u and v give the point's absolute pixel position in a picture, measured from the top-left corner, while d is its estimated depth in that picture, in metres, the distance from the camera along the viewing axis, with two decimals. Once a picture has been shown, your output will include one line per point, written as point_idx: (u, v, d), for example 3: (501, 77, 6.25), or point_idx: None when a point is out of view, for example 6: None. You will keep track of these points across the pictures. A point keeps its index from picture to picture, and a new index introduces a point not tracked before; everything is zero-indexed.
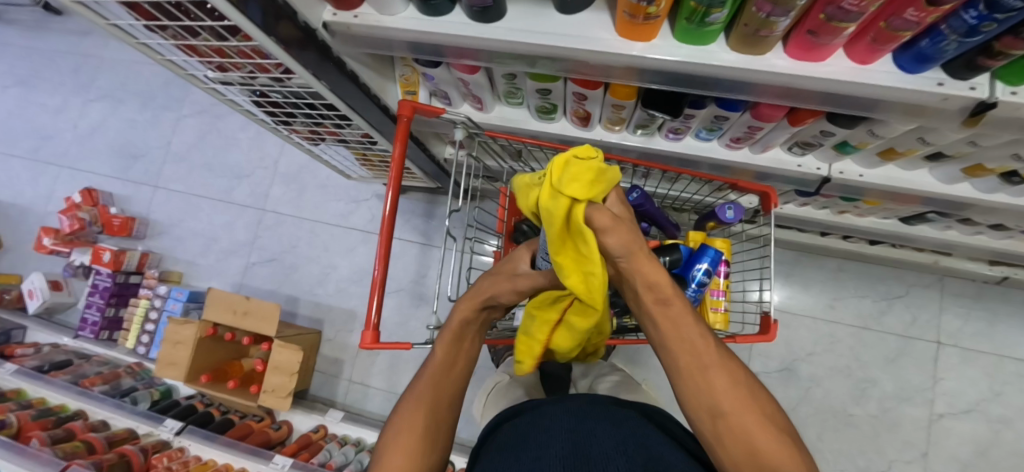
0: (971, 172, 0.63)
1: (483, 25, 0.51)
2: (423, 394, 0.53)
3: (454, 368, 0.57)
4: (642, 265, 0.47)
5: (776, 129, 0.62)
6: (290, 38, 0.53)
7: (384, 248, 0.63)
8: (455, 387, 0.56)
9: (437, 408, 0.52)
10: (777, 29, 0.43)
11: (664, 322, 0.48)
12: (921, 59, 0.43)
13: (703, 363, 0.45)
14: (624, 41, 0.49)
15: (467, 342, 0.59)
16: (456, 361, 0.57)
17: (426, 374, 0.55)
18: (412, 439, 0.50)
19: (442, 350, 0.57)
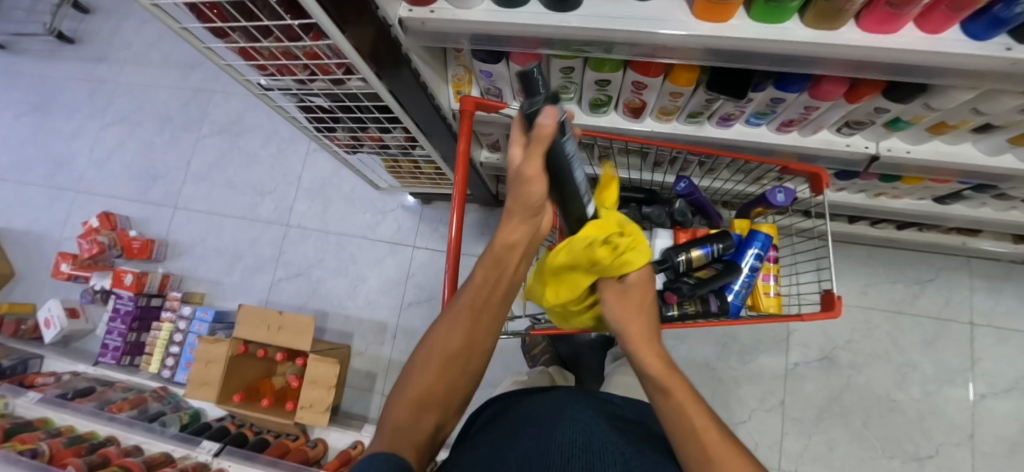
0: (1018, 141, 0.65)
1: (560, 15, 0.54)
2: (456, 326, 0.53)
3: (488, 304, 0.55)
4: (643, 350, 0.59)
5: (832, 109, 0.65)
6: (366, 29, 0.54)
7: (454, 246, 0.63)
8: (486, 328, 0.55)
9: (466, 345, 0.53)
10: (858, 2, 0.45)
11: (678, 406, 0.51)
12: (995, 24, 0.45)
13: (711, 441, 0.47)
14: (700, 22, 0.51)
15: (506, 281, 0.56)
16: (491, 299, 0.55)
17: (458, 308, 0.54)
18: (439, 369, 0.51)
19: (482, 286, 0.55)
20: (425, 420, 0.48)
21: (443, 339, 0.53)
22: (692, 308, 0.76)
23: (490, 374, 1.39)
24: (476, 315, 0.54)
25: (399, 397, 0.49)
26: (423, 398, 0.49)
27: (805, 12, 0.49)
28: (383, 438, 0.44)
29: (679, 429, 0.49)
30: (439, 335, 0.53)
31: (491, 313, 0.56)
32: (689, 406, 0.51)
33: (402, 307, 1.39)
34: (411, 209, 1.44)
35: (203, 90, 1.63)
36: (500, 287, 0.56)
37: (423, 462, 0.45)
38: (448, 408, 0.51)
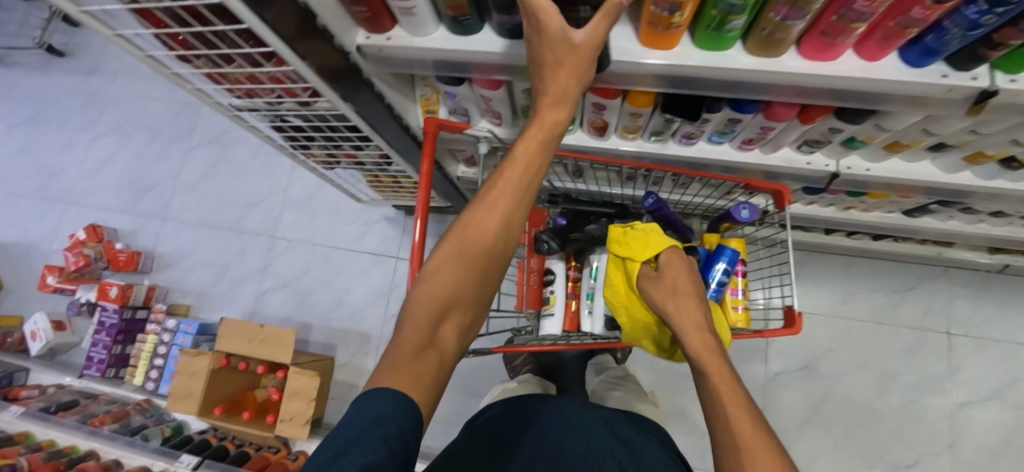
0: (972, 160, 0.66)
1: (513, 44, 0.55)
2: (482, 231, 0.51)
3: (516, 202, 0.52)
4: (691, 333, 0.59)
5: (787, 129, 0.66)
6: (323, 56, 0.55)
7: (417, 259, 0.65)
8: (513, 230, 0.53)
9: (490, 251, 0.52)
10: (792, 32, 0.46)
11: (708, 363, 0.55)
12: (928, 53, 0.46)
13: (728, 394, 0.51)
14: (646, 49, 0.52)
15: (538, 170, 0.53)
16: (519, 197, 0.52)
17: (483, 207, 0.52)
18: (470, 258, 0.51)
19: (513, 180, 0.51)
20: (442, 330, 0.48)
21: (469, 237, 0.51)
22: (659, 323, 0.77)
23: (474, 385, 1.39)
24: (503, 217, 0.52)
25: (414, 301, 0.49)
26: (442, 306, 0.49)
27: (747, 39, 0.50)
28: (398, 356, 0.44)
29: (716, 407, 0.50)
30: (463, 236, 0.51)
31: (519, 210, 0.52)
32: (725, 385, 0.51)
33: (386, 318, 1.39)
34: (395, 220, 1.45)
35: (192, 102, 1.65)
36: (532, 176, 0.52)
37: (439, 376, 0.46)
38: (467, 316, 0.51)
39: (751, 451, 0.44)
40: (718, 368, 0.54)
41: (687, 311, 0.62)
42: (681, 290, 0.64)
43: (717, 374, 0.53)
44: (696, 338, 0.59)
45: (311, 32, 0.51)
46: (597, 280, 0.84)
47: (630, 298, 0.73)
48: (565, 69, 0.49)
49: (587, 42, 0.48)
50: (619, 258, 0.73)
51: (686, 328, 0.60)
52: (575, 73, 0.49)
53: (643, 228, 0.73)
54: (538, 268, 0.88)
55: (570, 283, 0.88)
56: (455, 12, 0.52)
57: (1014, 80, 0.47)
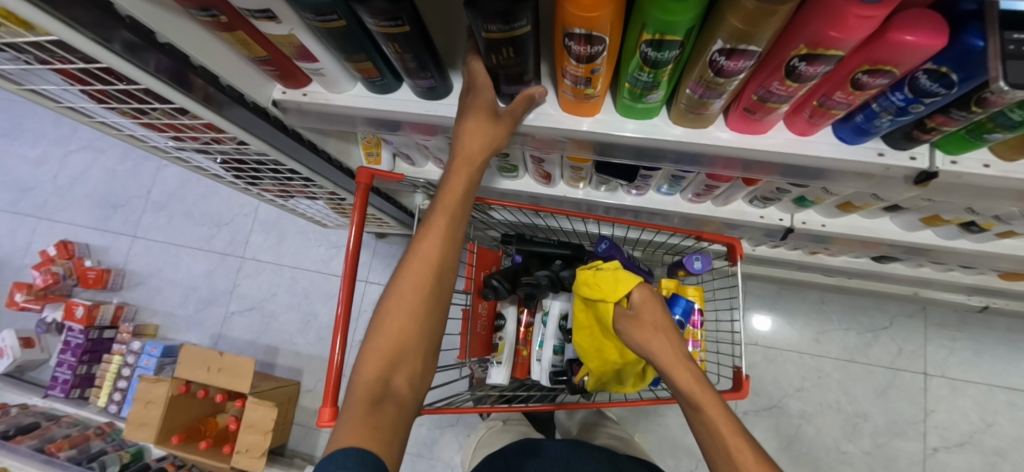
0: (929, 222, 0.63)
1: (433, 102, 0.52)
2: (417, 275, 0.52)
3: (446, 241, 0.53)
4: (679, 370, 0.54)
5: (733, 187, 0.64)
6: (227, 107, 0.52)
7: (351, 275, 0.63)
8: (448, 267, 0.53)
9: (431, 291, 0.52)
10: (713, 108, 0.43)
11: (694, 387, 0.52)
12: (860, 132, 0.43)
13: (723, 426, 0.49)
14: (570, 116, 0.49)
15: (464, 210, 0.54)
16: (449, 235, 0.53)
17: (415, 252, 0.52)
18: (415, 307, 0.51)
19: (441, 221, 0.53)
20: (396, 382, 0.49)
21: (406, 283, 0.52)
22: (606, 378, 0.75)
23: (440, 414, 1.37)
24: (437, 256, 0.52)
25: (364, 357, 0.49)
26: (391, 357, 0.49)
27: (671, 108, 0.47)
28: (354, 414, 0.45)
29: (713, 445, 0.50)
30: (400, 280, 0.52)
31: (451, 250, 0.53)
32: (723, 424, 0.49)
33: (353, 344, 1.38)
34: (365, 243, 1.43)
35: None
36: (461, 213, 0.54)
37: (399, 426, 0.47)
38: (419, 362, 0.51)
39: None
40: (710, 402, 0.51)
41: (671, 348, 0.55)
42: (657, 329, 0.57)
43: (709, 406, 0.51)
44: (685, 373, 0.53)
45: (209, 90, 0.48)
46: (548, 327, 0.82)
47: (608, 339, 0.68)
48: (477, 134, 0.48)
49: (507, 119, 0.48)
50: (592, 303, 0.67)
51: (672, 361, 0.55)
52: (489, 136, 0.48)
53: (609, 268, 0.65)
54: (488, 312, 0.83)
55: (521, 328, 0.85)
56: (363, 74, 0.49)
57: (954, 162, 0.44)
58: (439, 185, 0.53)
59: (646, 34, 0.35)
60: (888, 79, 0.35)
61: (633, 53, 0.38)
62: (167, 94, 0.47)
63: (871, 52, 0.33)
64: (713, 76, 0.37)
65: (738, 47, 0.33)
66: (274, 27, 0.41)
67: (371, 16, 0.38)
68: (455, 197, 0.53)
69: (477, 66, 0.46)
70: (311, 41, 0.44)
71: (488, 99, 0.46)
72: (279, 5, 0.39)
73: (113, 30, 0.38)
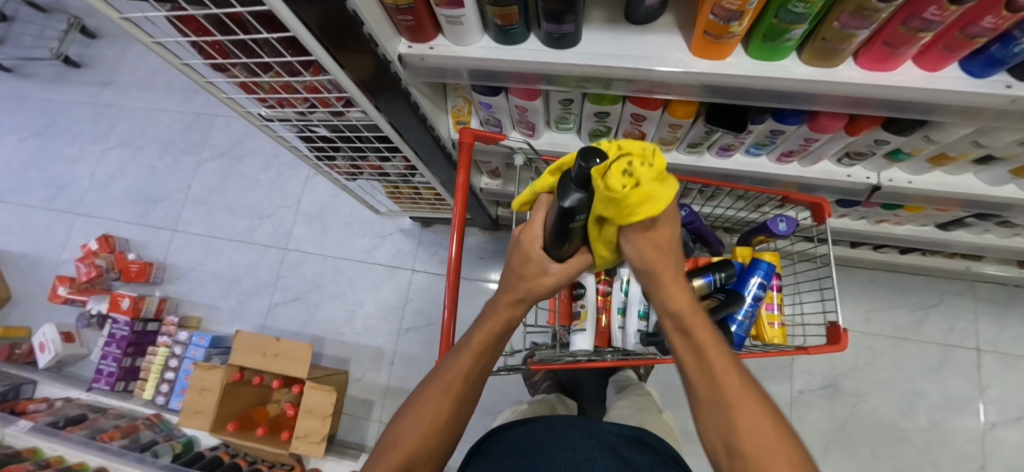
0: (1019, 173, 0.64)
1: (557, 52, 0.54)
2: (441, 397, 0.57)
3: (472, 374, 0.58)
4: (669, 284, 0.46)
5: (832, 141, 0.65)
6: (363, 62, 0.53)
7: (456, 257, 0.64)
8: (470, 395, 0.59)
9: (455, 404, 0.57)
10: (854, 42, 0.45)
11: (687, 310, 0.47)
12: (992, 63, 0.45)
13: (713, 353, 0.46)
14: (697, 59, 0.51)
15: (498, 345, 0.59)
16: (475, 369, 0.58)
17: (442, 374, 0.58)
18: (435, 414, 0.56)
19: (473, 350, 0.57)
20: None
21: (438, 389, 0.57)
22: None
23: (489, 402, 1.38)
24: (466, 374, 0.57)
25: (375, 462, 0.55)
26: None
27: (802, 49, 0.50)
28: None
29: (698, 366, 0.47)
30: (424, 396, 0.58)
31: (473, 386, 0.59)
32: (712, 346, 0.46)
33: (399, 332, 1.37)
34: (410, 232, 1.44)
35: (205, 114, 1.66)
36: (489, 353, 0.58)
37: None
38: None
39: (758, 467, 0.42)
40: (700, 324, 0.47)
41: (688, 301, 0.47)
42: (662, 246, 0.44)
43: (728, 381, 0.45)
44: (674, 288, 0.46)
45: (355, 38, 0.50)
46: (629, 295, 0.82)
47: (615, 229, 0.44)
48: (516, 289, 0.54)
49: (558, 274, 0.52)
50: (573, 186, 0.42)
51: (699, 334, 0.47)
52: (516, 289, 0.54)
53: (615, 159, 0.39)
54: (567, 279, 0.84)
55: (600, 297, 0.86)
56: (502, 21, 0.50)
57: None
58: (484, 311, 0.59)
59: None
60: None
61: None
62: (308, 45, 0.49)
63: None
64: (874, 2, 0.39)
65: None
66: None
67: None
68: (483, 340, 0.57)
69: (545, 200, 0.51)
70: None
71: (535, 248, 0.50)
72: None
73: None
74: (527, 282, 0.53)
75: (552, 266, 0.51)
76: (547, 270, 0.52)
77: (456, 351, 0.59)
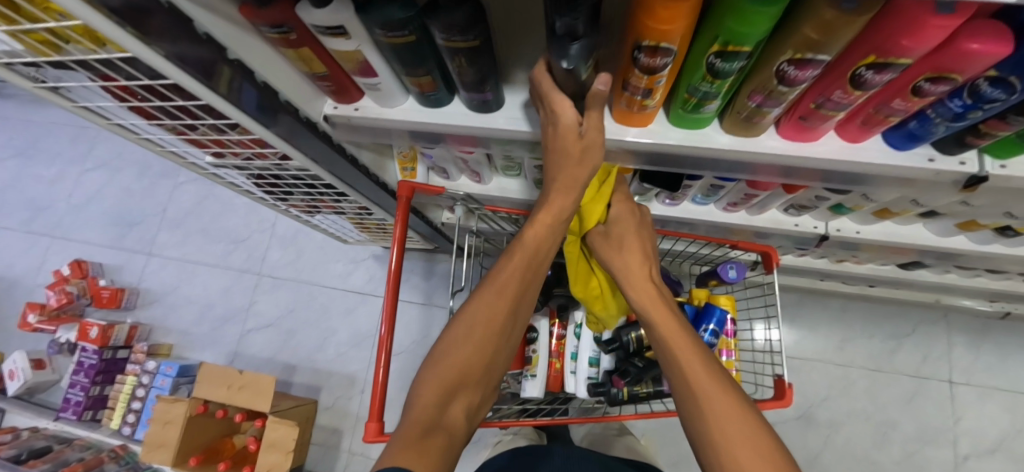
0: (965, 226, 0.64)
1: (484, 115, 0.53)
2: (493, 300, 0.53)
3: (526, 275, 0.55)
4: (637, 284, 0.62)
5: (772, 195, 0.64)
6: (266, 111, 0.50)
7: (392, 292, 0.64)
8: (523, 302, 0.56)
9: (509, 310, 0.54)
10: (768, 116, 0.44)
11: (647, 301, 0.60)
12: (911, 138, 0.44)
13: (669, 333, 0.56)
14: (619, 125, 0.51)
15: (552, 241, 0.56)
16: (527, 271, 0.55)
17: (497, 275, 0.54)
18: (489, 323, 0.53)
19: (524, 251, 0.55)
20: (454, 404, 0.50)
21: (487, 295, 0.54)
22: (643, 391, 0.73)
23: None
24: (521, 279, 0.55)
25: (426, 378, 0.51)
26: (451, 383, 0.51)
27: (723, 118, 0.49)
28: (402, 442, 0.44)
29: (665, 352, 0.55)
30: (478, 301, 0.53)
31: (528, 286, 0.56)
32: (676, 335, 0.55)
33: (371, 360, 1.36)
34: (383, 258, 1.43)
35: None
36: (543, 252, 0.56)
37: (447, 455, 0.46)
38: (474, 394, 0.53)
39: (728, 435, 0.45)
40: (662, 317, 0.57)
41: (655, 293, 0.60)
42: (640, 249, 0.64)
43: (689, 360, 0.52)
44: (642, 288, 0.61)
45: (260, 96, 0.48)
46: (582, 339, 0.82)
47: (593, 216, 0.63)
48: (573, 156, 0.50)
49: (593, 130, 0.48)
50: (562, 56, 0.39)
51: (667, 325, 0.56)
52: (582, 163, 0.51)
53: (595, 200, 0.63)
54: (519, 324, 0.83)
55: (555, 341, 0.86)
56: (419, 88, 0.50)
57: (1003, 166, 0.45)
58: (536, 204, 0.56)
59: (715, 45, 0.36)
60: (950, 86, 0.36)
61: (697, 64, 0.39)
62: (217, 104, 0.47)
63: (938, 60, 0.34)
64: (776, 84, 0.38)
65: (806, 56, 0.34)
66: (342, 42, 0.42)
67: (444, 32, 0.39)
68: (535, 241, 0.55)
69: (541, 71, 0.46)
70: (373, 56, 0.45)
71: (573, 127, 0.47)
72: (351, 20, 0.40)
73: (175, 35, 0.37)
74: (576, 151, 0.49)
75: (585, 124, 0.47)
76: (581, 130, 0.48)
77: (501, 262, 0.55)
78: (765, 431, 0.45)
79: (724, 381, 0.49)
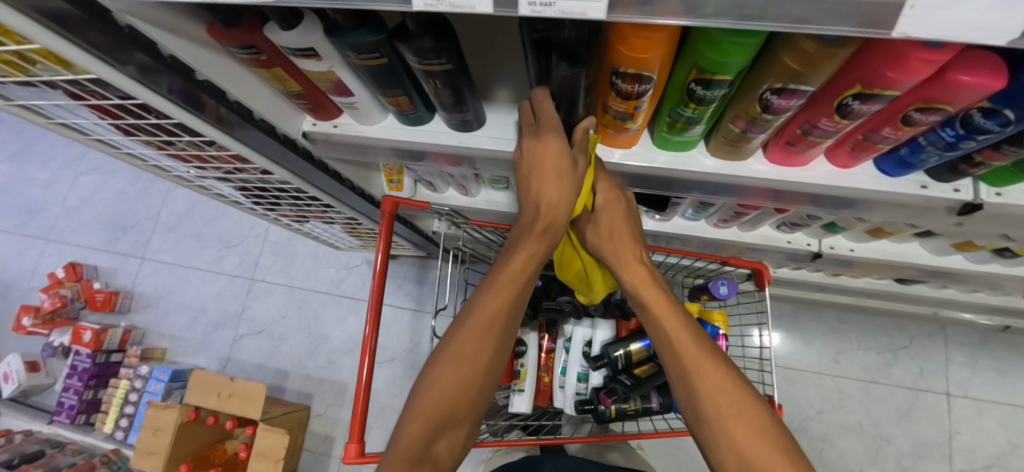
0: (961, 247, 0.62)
1: (465, 134, 0.52)
2: (477, 339, 0.52)
3: (509, 307, 0.53)
4: (631, 268, 0.57)
5: (763, 214, 0.63)
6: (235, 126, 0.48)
7: (376, 298, 0.63)
8: (508, 333, 0.54)
9: (492, 344, 0.52)
10: (754, 142, 0.43)
11: (639, 282, 0.57)
12: (903, 165, 0.43)
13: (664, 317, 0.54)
14: (604, 146, 0.50)
15: (534, 271, 0.54)
16: (511, 302, 0.53)
17: (479, 311, 0.52)
18: (472, 362, 0.51)
19: (507, 285, 0.53)
20: (439, 441, 0.51)
21: (470, 333, 0.52)
22: (631, 407, 0.72)
23: None
24: (504, 313, 0.52)
25: (412, 411, 0.50)
26: (439, 419, 0.50)
27: (708, 141, 0.47)
28: None
29: (657, 335, 0.55)
30: (460, 337, 0.52)
31: (515, 314, 0.54)
32: (667, 318, 0.54)
33: None
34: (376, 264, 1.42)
35: None
36: (527, 281, 0.54)
37: None
38: (463, 430, 0.52)
39: (724, 416, 0.48)
40: (655, 297, 0.56)
41: (645, 273, 0.57)
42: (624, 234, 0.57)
43: (684, 345, 0.52)
44: (633, 270, 0.57)
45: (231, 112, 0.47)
46: (571, 353, 0.82)
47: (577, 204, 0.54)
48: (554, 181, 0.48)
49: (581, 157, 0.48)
50: (576, 62, 0.36)
51: (660, 306, 0.55)
52: (565, 185, 0.49)
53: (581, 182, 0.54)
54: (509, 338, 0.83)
55: (543, 354, 0.86)
56: (396, 107, 0.49)
57: (1000, 193, 0.43)
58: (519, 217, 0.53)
59: (695, 72, 0.34)
60: (940, 117, 0.34)
61: (677, 90, 0.38)
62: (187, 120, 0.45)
63: (926, 92, 0.32)
64: (759, 112, 0.37)
65: (787, 86, 0.33)
66: (313, 63, 0.41)
67: (415, 55, 0.38)
68: (526, 261, 0.52)
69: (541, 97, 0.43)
70: (348, 76, 0.44)
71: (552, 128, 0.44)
72: (322, 42, 0.39)
73: (133, 53, 0.36)
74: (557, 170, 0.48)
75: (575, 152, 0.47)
76: (573, 159, 0.48)
77: (491, 285, 0.53)
78: (755, 402, 0.48)
79: (721, 362, 0.51)
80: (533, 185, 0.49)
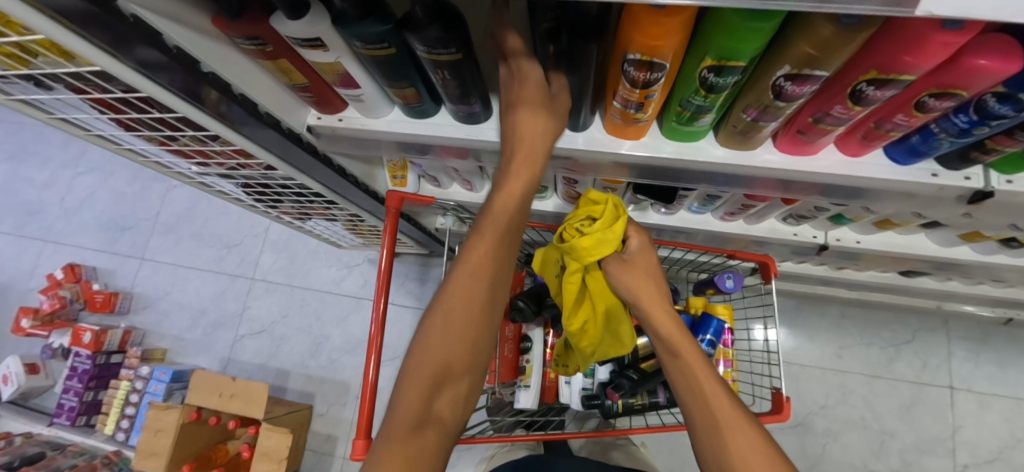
0: (968, 238, 0.62)
1: (471, 127, 0.52)
2: (467, 295, 0.51)
3: (495, 256, 0.52)
4: (633, 278, 0.59)
5: (770, 206, 0.63)
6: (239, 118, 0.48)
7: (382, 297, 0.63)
8: (497, 285, 0.53)
9: (483, 298, 0.52)
10: (765, 131, 0.42)
11: (634, 283, 0.59)
12: (914, 153, 0.43)
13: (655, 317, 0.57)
14: (612, 137, 0.50)
15: (517, 219, 0.53)
16: (497, 251, 0.52)
17: (466, 265, 0.52)
18: (464, 317, 0.51)
19: (492, 235, 0.52)
20: (439, 402, 0.50)
21: (460, 291, 0.51)
22: (638, 402, 0.72)
23: None
24: (490, 266, 0.52)
25: (408, 375, 0.50)
26: (436, 376, 0.50)
27: (718, 131, 0.47)
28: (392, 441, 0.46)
29: (655, 336, 0.57)
30: (450, 297, 0.52)
31: (504, 266, 0.54)
32: (663, 324, 0.57)
33: None
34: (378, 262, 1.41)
35: None
36: (511, 229, 0.53)
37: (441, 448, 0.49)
38: (462, 387, 0.51)
39: (717, 414, 0.50)
40: (652, 303, 0.58)
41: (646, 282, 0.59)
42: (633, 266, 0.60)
43: (681, 346, 0.55)
44: (635, 278, 0.59)
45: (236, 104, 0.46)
46: None
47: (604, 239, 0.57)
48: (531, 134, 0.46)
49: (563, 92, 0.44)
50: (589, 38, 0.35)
51: (653, 309, 0.58)
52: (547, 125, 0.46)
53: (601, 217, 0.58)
54: (514, 335, 0.83)
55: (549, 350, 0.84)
56: (402, 99, 0.48)
57: (1011, 181, 0.43)
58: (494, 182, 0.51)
59: (708, 59, 0.34)
60: (955, 102, 0.34)
61: (689, 78, 0.38)
62: (190, 113, 0.44)
63: (941, 77, 0.32)
64: (771, 99, 0.37)
65: (802, 72, 0.32)
66: (320, 54, 0.41)
67: (422, 45, 0.37)
68: (511, 204, 0.51)
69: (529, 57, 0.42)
70: (354, 67, 0.43)
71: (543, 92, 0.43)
72: (329, 31, 0.38)
73: (138, 47, 0.35)
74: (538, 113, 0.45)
75: (552, 84, 0.45)
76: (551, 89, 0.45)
77: (475, 237, 0.52)
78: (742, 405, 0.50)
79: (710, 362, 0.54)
80: (512, 149, 0.48)
